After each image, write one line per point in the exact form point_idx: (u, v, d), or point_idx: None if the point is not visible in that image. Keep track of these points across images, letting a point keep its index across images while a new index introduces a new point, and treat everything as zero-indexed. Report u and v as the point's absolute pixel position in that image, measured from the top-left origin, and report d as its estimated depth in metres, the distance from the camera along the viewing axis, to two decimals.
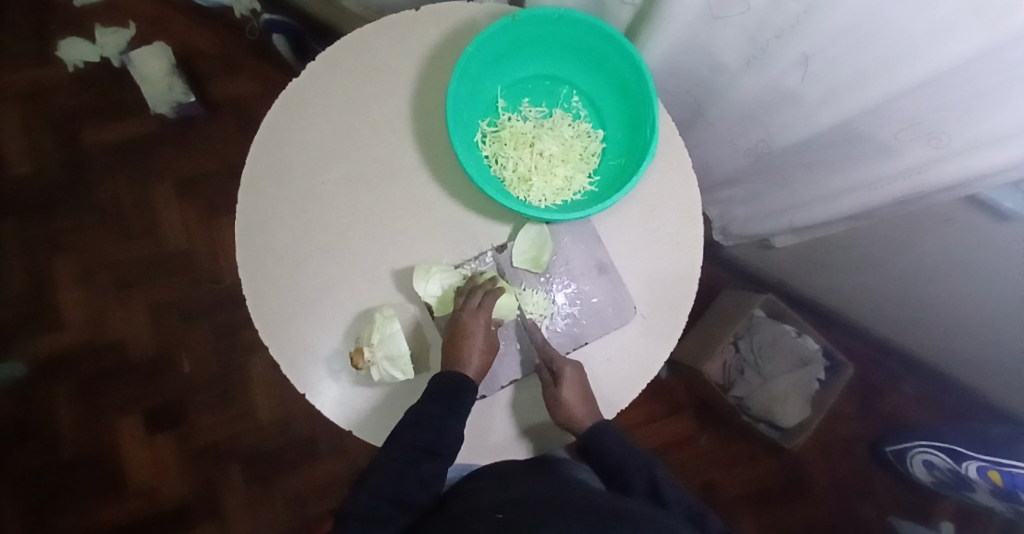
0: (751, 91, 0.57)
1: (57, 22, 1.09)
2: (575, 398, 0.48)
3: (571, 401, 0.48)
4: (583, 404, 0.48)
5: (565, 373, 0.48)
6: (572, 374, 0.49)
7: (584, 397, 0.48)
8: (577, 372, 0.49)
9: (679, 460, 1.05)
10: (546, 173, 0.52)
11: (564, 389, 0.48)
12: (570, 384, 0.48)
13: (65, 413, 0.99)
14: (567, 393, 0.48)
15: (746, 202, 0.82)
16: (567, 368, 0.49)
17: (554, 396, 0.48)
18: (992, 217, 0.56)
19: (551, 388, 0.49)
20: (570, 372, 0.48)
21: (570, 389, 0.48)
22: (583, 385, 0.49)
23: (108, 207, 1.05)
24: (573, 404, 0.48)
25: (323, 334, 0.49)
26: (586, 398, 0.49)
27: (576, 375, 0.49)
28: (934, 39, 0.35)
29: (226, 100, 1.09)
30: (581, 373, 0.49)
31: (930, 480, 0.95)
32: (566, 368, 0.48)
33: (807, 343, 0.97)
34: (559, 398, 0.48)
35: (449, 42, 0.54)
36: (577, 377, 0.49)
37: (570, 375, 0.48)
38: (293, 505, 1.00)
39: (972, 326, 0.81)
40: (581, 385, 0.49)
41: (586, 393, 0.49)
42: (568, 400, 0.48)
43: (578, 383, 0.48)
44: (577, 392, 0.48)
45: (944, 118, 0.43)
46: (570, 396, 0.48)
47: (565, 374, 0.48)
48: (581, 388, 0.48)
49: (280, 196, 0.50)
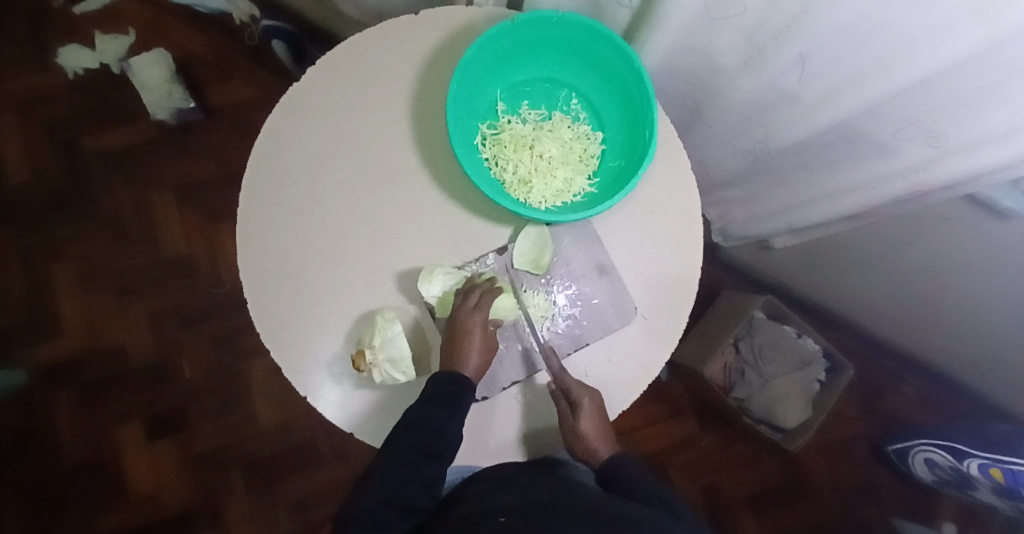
0: (749, 91, 0.57)
1: (56, 29, 1.09)
2: (593, 431, 0.48)
3: (589, 433, 0.48)
4: (600, 435, 0.49)
5: (583, 405, 0.48)
6: (590, 406, 0.48)
7: (601, 428, 0.49)
8: (596, 402, 0.49)
9: (681, 461, 1.05)
10: (546, 175, 0.52)
11: (583, 423, 0.48)
12: (588, 415, 0.48)
13: (64, 420, 0.99)
14: (585, 426, 0.48)
15: (745, 203, 0.82)
16: (586, 401, 0.48)
17: (573, 427, 0.48)
18: (990, 214, 0.56)
19: (569, 418, 0.49)
20: (588, 405, 0.48)
21: (588, 422, 0.48)
22: (601, 416, 0.49)
23: (108, 212, 1.05)
24: (590, 436, 0.48)
25: (325, 337, 0.49)
26: (603, 429, 0.49)
27: (594, 406, 0.48)
28: (931, 37, 0.35)
29: (226, 105, 1.10)
30: (599, 402, 0.49)
31: (933, 480, 0.95)
32: (583, 400, 0.48)
33: (807, 344, 0.97)
34: (577, 430, 0.48)
35: (448, 46, 0.54)
36: (595, 408, 0.48)
37: (588, 407, 0.48)
38: (294, 509, 0.99)
39: (972, 326, 0.81)
40: (599, 417, 0.48)
41: (604, 423, 0.49)
42: (586, 432, 0.48)
43: (596, 415, 0.48)
44: (595, 425, 0.48)
45: (943, 117, 0.43)
46: (589, 429, 0.48)
47: (584, 407, 0.48)
48: (599, 420, 0.48)
49: (281, 199, 0.51)
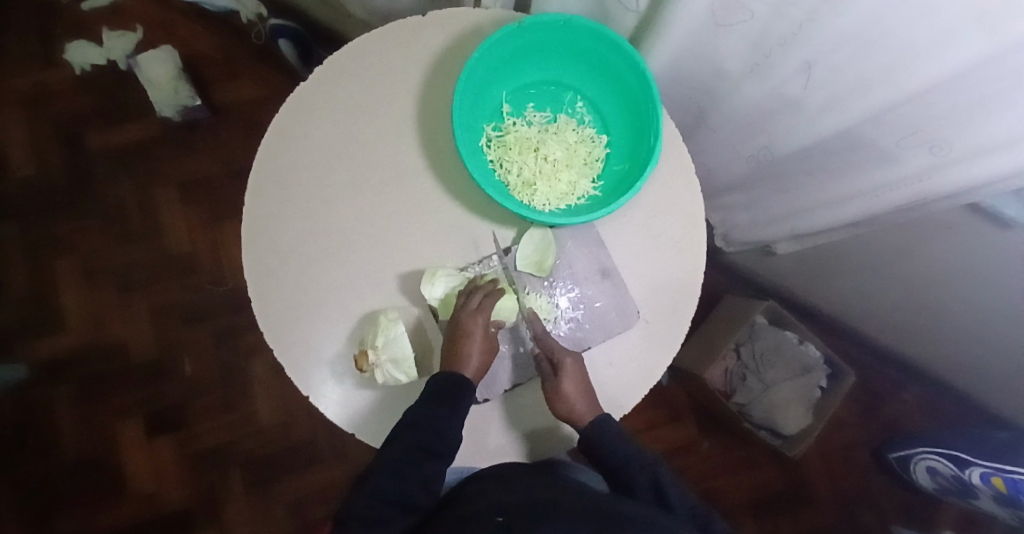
0: (754, 98, 0.57)
1: (65, 27, 1.10)
2: (575, 391, 0.47)
3: (571, 394, 0.47)
4: (582, 396, 0.48)
5: (566, 365, 0.48)
6: (573, 366, 0.48)
7: (584, 391, 0.48)
8: (578, 364, 0.48)
9: (681, 466, 1.05)
10: (551, 177, 0.52)
11: (565, 382, 0.47)
12: (570, 376, 0.48)
13: (66, 416, 0.99)
14: (566, 385, 0.47)
15: (748, 209, 0.82)
16: (568, 361, 0.48)
17: (554, 388, 0.48)
18: (994, 224, 0.56)
19: (551, 379, 0.48)
20: (570, 365, 0.48)
21: (569, 382, 0.47)
22: (584, 379, 0.48)
23: (113, 209, 1.06)
24: (572, 396, 0.47)
25: (328, 336, 0.50)
26: (585, 391, 0.48)
27: (576, 367, 0.48)
28: (935, 46, 0.36)
29: (232, 104, 1.10)
30: (581, 365, 0.49)
31: (934, 488, 0.95)
32: (566, 361, 0.48)
33: (809, 350, 0.96)
34: (559, 390, 0.47)
35: (455, 48, 0.55)
36: (577, 370, 0.48)
37: (571, 368, 0.48)
38: (293, 508, 0.99)
39: (974, 334, 0.81)
40: (581, 378, 0.48)
41: (586, 386, 0.48)
42: (568, 393, 0.47)
43: (578, 377, 0.48)
44: (578, 386, 0.48)
45: (947, 125, 0.43)
46: (570, 389, 0.47)
47: (566, 367, 0.48)
48: (581, 381, 0.48)
49: (286, 198, 0.51)
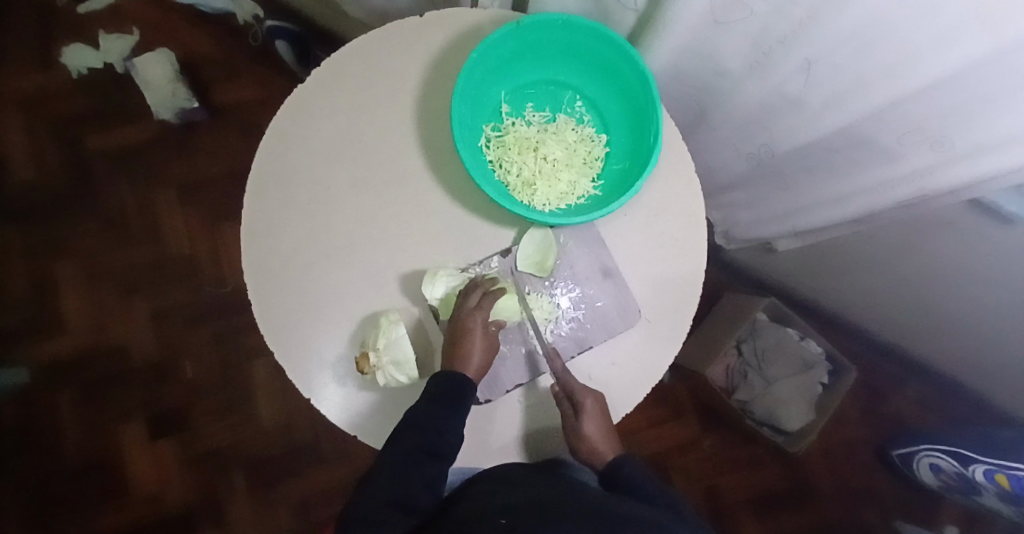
0: (754, 95, 0.57)
1: (61, 29, 1.09)
2: (597, 433, 0.48)
3: (594, 436, 0.48)
4: (604, 438, 0.49)
5: (587, 406, 0.48)
6: (594, 407, 0.48)
7: (606, 430, 0.49)
8: (599, 403, 0.49)
9: (683, 464, 1.05)
10: (551, 177, 0.52)
11: (587, 425, 0.48)
12: (592, 416, 0.48)
13: (68, 419, 0.99)
14: (588, 427, 0.48)
15: (748, 206, 0.82)
16: (590, 401, 0.48)
17: (576, 430, 0.48)
18: (995, 220, 0.56)
19: (572, 420, 0.49)
20: (592, 406, 0.48)
21: (592, 423, 0.48)
22: (606, 418, 0.49)
23: (111, 212, 1.05)
24: (594, 437, 0.48)
25: (329, 338, 0.49)
26: (608, 431, 0.49)
27: (597, 407, 0.48)
28: (936, 44, 0.35)
29: (230, 105, 1.10)
30: (602, 404, 0.49)
31: (937, 484, 0.95)
32: (587, 401, 0.48)
33: (809, 346, 0.96)
34: (581, 432, 0.48)
35: (454, 48, 0.54)
36: (599, 409, 0.48)
37: (592, 408, 0.48)
38: (296, 510, 0.99)
39: (977, 330, 0.81)
40: (603, 418, 0.48)
41: (608, 426, 0.49)
42: (589, 434, 0.48)
43: (600, 417, 0.48)
44: (600, 427, 0.48)
45: (949, 122, 0.43)
46: (593, 430, 0.48)
47: (587, 408, 0.48)
48: (603, 421, 0.48)
49: (286, 200, 0.51)
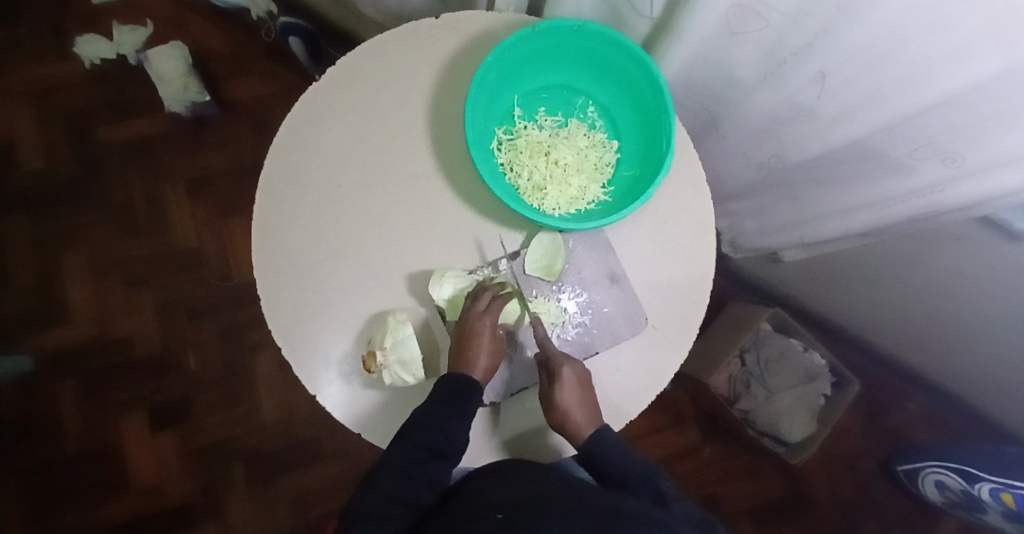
0: (767, 106, 0.57)
1: (75, 20, 1.10)
2: (574, 403, 0.47)
3: (569, 404, 0.47)
4: (581, 407, 0.48)
5: (563, 374, 0.47)
6: (571, 377, 0.48)
7: (582, 399, 0.48)
8: (580, 378, 0.48)
9: (682, 471, 1.05)
10: (561, 182, 0.52)
11: (564, 395, 0.47)
12: (569, 388, 0.47)
13: (70, 408, 0.99)
14: (564, 395, 0.47)
15: (756, 216, 0.82)
16: (569, 375, 0.48)
17: (551, 398, 0.48)
18: (1005, 238, 0.56)
19: (547, 389, 0.49)
20: (571, 379, 0.47)
21: (567, 392, 0.47)
22: (581, 385, 0.48)
23: (120, 202, 1.06)
24: (571, 406, 0.47)
25: (336, 336, 0.50)
26: (585, 401, 0.48)
27: (575, 377, 0.48)
28: (951, 60, 0.35)
29: (241, 100, 1.10)
30: (580, 373, 0.48)
31: (941, 500, 0.94)
32: (563, 370, 0.47)
33: (813, 359, 0.96)
34: (556, 400, 0.47)
35: (468, 49, 0.55)
36: (575, 378, 0.48)
37: (569, 377, 0.47)
38: (296, 505, 0.99)
39: (985, 347, 0.80)
40: (582, 393, 0.48)
41: (585, 395, 0.48)
42: (567, 405, 0.47)
43: (577, 387, 0.48)
44: (580, 402, 0.48)
45: (962, 139, 0.43)
46: (569, 399, 0.47)
47: (567, 382, 0.47)
48: (580, 391, 0.48)
49: (296, 196, 0.51)
